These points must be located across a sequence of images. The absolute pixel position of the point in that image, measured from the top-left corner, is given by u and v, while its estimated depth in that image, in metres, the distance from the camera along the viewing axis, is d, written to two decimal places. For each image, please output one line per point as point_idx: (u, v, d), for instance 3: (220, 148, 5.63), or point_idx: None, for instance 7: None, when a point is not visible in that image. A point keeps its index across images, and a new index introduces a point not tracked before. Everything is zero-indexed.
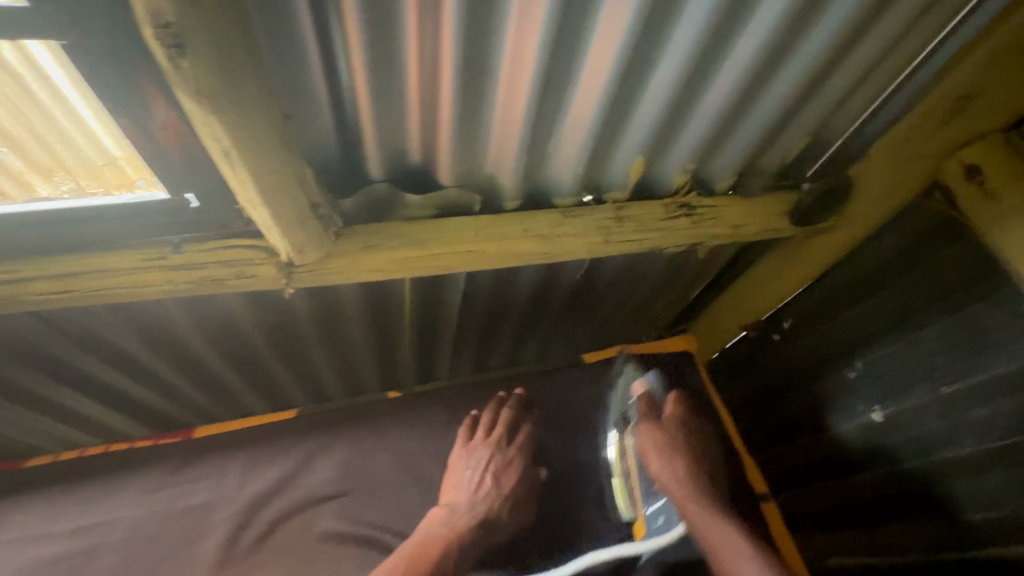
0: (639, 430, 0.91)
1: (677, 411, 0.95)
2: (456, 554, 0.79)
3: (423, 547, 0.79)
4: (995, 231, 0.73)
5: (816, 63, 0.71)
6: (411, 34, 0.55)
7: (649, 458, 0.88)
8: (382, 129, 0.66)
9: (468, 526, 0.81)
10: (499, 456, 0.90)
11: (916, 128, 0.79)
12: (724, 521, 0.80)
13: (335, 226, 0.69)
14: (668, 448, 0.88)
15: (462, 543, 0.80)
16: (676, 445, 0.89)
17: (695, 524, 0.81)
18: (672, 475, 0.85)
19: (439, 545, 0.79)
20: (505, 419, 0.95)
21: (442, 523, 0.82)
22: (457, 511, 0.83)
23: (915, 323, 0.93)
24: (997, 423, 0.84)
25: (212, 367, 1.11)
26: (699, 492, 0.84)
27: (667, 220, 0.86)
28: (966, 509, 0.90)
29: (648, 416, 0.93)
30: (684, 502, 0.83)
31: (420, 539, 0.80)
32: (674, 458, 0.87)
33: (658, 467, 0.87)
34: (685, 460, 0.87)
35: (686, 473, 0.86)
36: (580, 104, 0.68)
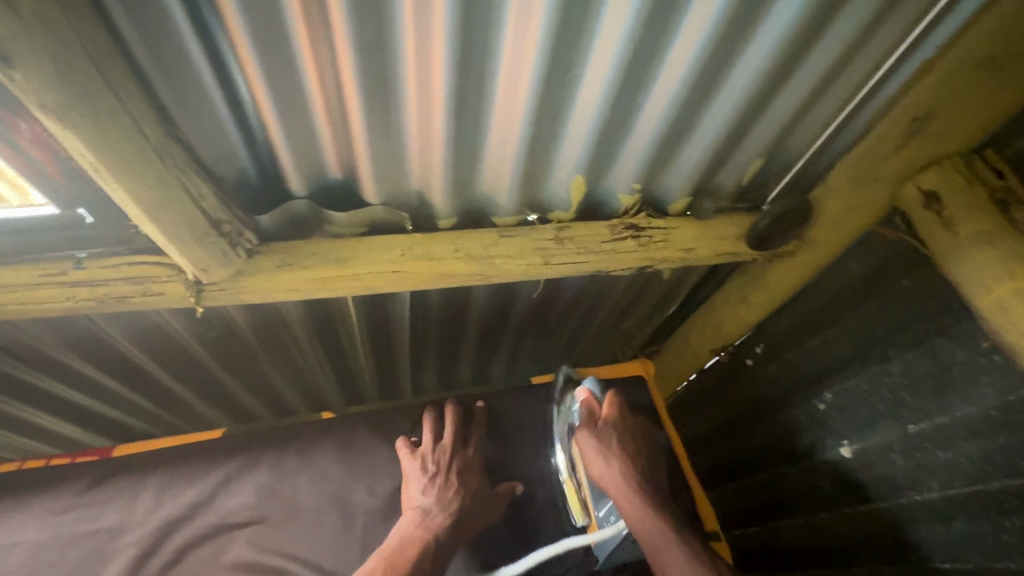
0: (578, 435, 0.90)
1: (616, 407, 0.92)
2: (436, 554, 0.78)
3: (402, 550, 0.77)
4: (952, 264, 0.69)
5: (754, 83, 0.68)
6: (304, 46, 0.53)
7: (590, 462, 0.87)
8: (295, 145, 0.64)
9: (444, 527, 0.80)
10: (456, 458, 0.90)
11: (871, 151, 0.75)
12: (658, 519, 0.79)
13: (246, 244, 0.67)
14: (604, 451, 0.87)
15: (441, 542, 0.79)
16: (613, 447, 0.87)
17: (633, 521, 0.80)
18: (612, 477, 0.84)
19: (419, 545, 0.77)
20: (454, 419, 0.94)
21: (416, 524, 0.80)
22: (430, 512, 0.82)
23: (880, 355, 0.89)
24: (961, 468, 0.79)
25: (161, 380, 1.08)
26: (637, 488, 0.83)
27: (611, 241, 0.82)
28: (932, 557, 0.84)
29: (587, 421, 0.91)
30: (622, 504, 0.82)
31: (396, 543, 0.78)
32: (611, 460, 0.86)
33: (598, 468, 0.86)
34: (622, 459, 0.86)
35: (624, 473, 0.85)
36: (502, 121, 0.65)
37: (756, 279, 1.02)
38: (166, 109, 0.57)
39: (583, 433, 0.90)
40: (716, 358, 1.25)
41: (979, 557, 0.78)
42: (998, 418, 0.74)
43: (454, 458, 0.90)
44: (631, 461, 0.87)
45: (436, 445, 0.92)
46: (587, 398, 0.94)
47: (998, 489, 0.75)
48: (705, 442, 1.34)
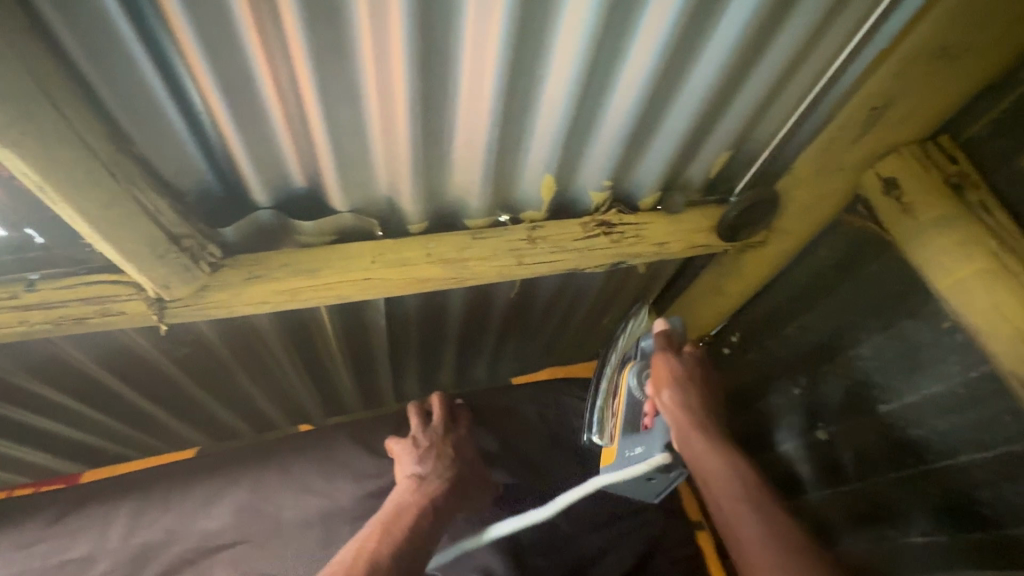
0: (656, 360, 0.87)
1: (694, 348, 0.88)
2: (433, 517, 0.78)
3: (400, 514, 0.77)
4: (912, 246, 0.71)
5: (716, 80, 0.69)
6: (259, 54, 0.52)
7: (657, 386, 0.84)
8: (257, 154, 0.62)
9: (440, 493, 0.81)
10: (450, 436, 0.91)
11: (833, 140, 0.77)
12: (722, 463, 0.73)
13: (209, 258, 0.65)
14: (679, 379, 0.84)
15: (437, 508, 0.79)
16: (686, 380, 0.84)
17: (697, 461, 0.74)
18: (680, 401, 0.81)
19: (415, 509, 0.78)
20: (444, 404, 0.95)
21: (412, 491, 0.80)
22: (428, 479, 0.83)
23: (851, 340, 0.92)
24: (932, 445, 0.82)
25: (131, 401, 1.05)
26: (707, 428, 0.78)
27: (584, 239, 0.82)
28: (908, 532, 0.86)
29: (663, 346, 0.88)
30: (684, 431, 0.78)
31: (393, 509, 0.78)
32: (684, 389, 0.83)
33: (668, 396, 0.82)
34: (693, 395, 0.82)
35: (691, 408, 0.80)
36: (468, 124, 0.65)
37: (730, 269, 1.03)
38: (116, 123, 0.55)
39: (658, 358, 0.87)
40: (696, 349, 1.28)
41: (951, 532, 0.81)
42: (965, 395, 0.77)
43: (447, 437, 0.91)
44: (706, 401, 0.82)
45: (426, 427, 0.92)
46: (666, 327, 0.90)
47: (967, 463, 0.78)
48: None
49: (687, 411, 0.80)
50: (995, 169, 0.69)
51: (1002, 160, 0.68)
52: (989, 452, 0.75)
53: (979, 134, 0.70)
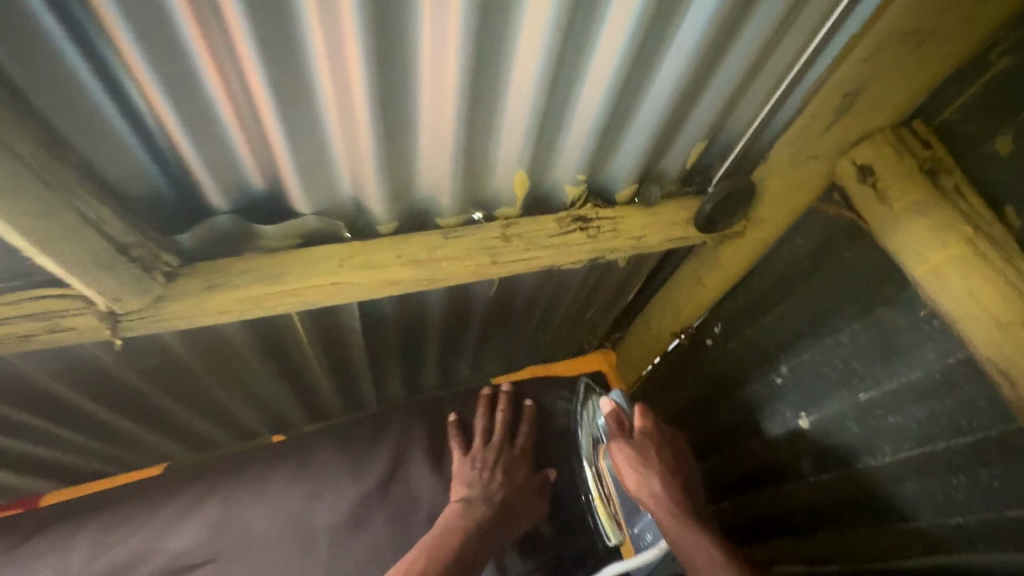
0: (609, 447, 0.82)
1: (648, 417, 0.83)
2: (476, 548, 0.73)
3: (444, 540, 0.72)
4: (889, 233, 0.70)
5: (687, 69, 0.67)
6: (202, 52, 0.49)
7: (622, 473, 0.80)
8: (209, 157, 0.59)
9: (485, 519, 0.76)
10: (505, 455, 0.84)
11: (807, 127, 0.76)
12: (708, 546, 0.70)
13: (164, 267, 0.62)
14: (640, 460, 0.79)
15: (482, 536, 0.74)
16: (649, 456, 0.79)
17: (681, 547, 0.71)
18: (648, 489, 0.76)
19: (461, 536, 0.73)
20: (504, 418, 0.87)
21: (460, 514, 0.75)
22: (474, 503, 0.77)
23: (829, 328, 0.92)
24: (911, 431, 0.82)
25: (100, 415, 1.01)
26: (682, 509, 0.74)
27: (559, 235, 0.80)
28: (890, 517, 0.88)
29: (617, 432, 0.83)
30: (664, 522, 0.74)
31: (438, 534, 0.73)
32: (648, 469, 0.78)
33: (634, 483, 0.78)
34: (661, 471, 0.78)
35: (663, 487, 0.76)
36: (431, 120, 0.62)
37: (709, 261, 1.02)
38: (53, 128, 0.51)
39: (613, 443, 0.82)
40: (679, 342, 1.27)
41: (930, 516, 0.82)
42: (942, 380, 0.77)
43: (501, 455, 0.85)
44: (671, 475, 0.78)
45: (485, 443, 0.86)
46: (611, 405, 0.84)
47: (945, 448, 0.78)
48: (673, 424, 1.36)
49: (658, 491, 0.76)
50: (967, 154, 0.68)
51: (974, 145, 0.67)
52: (966, 437, 0.75)
53: (950, 120, 0.70)
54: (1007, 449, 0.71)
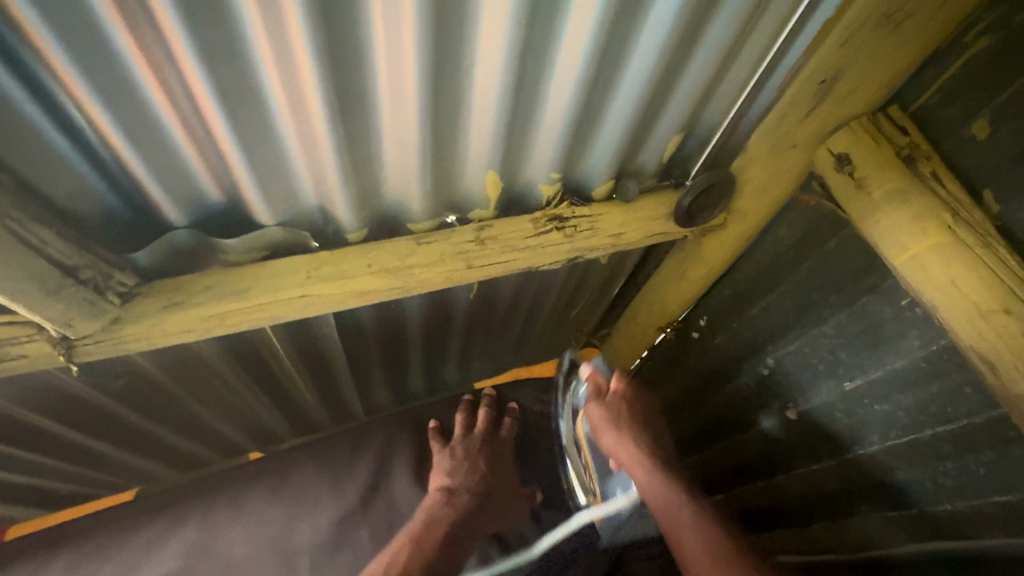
0: (586, 408, 0.84)
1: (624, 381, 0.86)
2: (460, 536, 0.72)
3: (429, 530, 0.71)
4: (868, 222, 0.69)
5: (657, 62, 0.65)
6: (138, 59, 0.46)
7: (596, 430, 0.81)
8: (161, 170, 0.56)
9: (469, 507, 0.75)
10: (486, 448, 0.84)
11: (784, 117, 0.74)
12: (674, 493, 0.72)
13: (119, 287, 0.59)
14: (614, 416, 0.81)
15: (466, 525, 0.73)
16: (624, 415, 0.81)
17: (650, 494, 0.73)
18: (620, 442, 0.78)
19: (446, 526, 0.72)
20: (485, 413, 0.88)
21: (443, 503, 0.74)
22: (457, 491, 0.77)
23: (814, 318, 0.91)
24: (899, 420, 0.81)
25: (72, 440, 0.97)
26: (652, 462, 0.76)
27: (536, 235, 0.78)
28: (881, 506, 0.88)
29: (594, 394, 0.85)
30: (636, 472, 0.75)
31: (421, 523, 0.72)
32: (621, 427, 0.80)
33: (610, 439, 0.79)
34: (633, 428, 0.80)
35: (636, 442, 0.78)
36: (393, 123, 0.60)
37: (691, 255, 1.01)
38: None
39: (589, 403, 0.84)
40: (665, 336, 1.26)
41: (921, 504, 0.82)
42: (928, 368, 0.76)
43: (482, 448, 0.84)
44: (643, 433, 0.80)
45: (466, 436, 0.86)
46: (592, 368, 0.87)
47: (933, 436, 0.78)
48: (664, 418, 1.35)
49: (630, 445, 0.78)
50: (945, 139, 0.67)
51: (952, 128, 0.66)
52: (953, 424, 0.75)
53: (928, 103, 0.68)
54: (995, 435, 0.70)
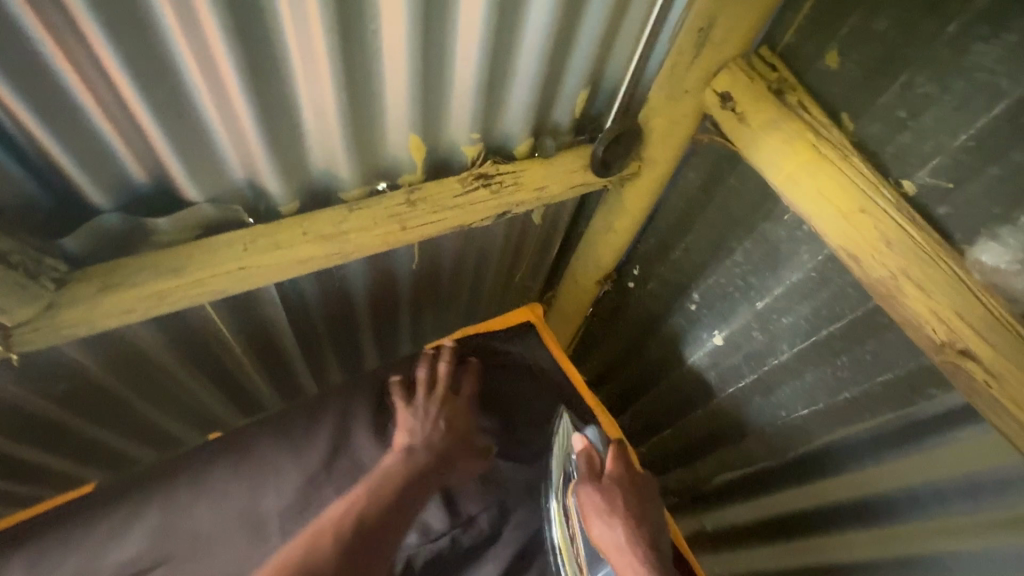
0: (580, 490, 0.83)
1: (619, 462, 0.87)
2: (414, 492, 0.78)
3: (384, 484, 0.77)
4: (752, 149, 0.77)
5: (553, 19, 0.71)
6: (43, 35, 0.47)
7: (587, 521, 0.81)
8: (80, 152, 0.57)
9: (425, 466, 0.80)
10: (447, 407, 0.88)
11: (675, 65, 0.82)
12: None
13: (51, 273, 0.60)
14: (606, 508, 0.81)
15: (421, 482, 0.79)
16: (616, 505, 0.82)
17: None
18: (612, 539, 0.78)
19: (399, 482, 0.77)
20: (446, 371, 0.90)
21: (401, 462, 0.80)
22: (415, 450, 0.82)
23: (726, 251, 1.01)
24: (802, 327, 0.93)
25: (17, 455, 0.95)
26: (642, 561, 0.77)
27: (463, 194, 0.83)
28: (797, 407, 1.00)
29: (589, 474, 0.84)
30: (624, 571, 0.76)
31: (379, 478, 0.78)
32: (614, 519, 0.80)
33: (601, 534, 0.79)
34: (626, 521, 0.80)
35: (630, 537, 0.79)
36: (310, 93, 0.63)
37: (615, 206, 1.08)
38: None
39: (585, 488, 0.83)
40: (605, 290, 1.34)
41: (828, 398, 0.94)
42: (817, 277, 0.87)
43: (443, 406, 0.88)
44: (636, 527, 0.81)
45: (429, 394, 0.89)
46: (587, 446, 0.87)
47: (828, 335, 0.89)
48: (613, 368, 1.44)
49: (622, 541, 0.78)
50: (808, 73, 0.77)
51: (812, 63, 0.76)
52: (841, 322, 0.86)
53: (791, 42, 0.77)
54: (873, 325, 0.82)
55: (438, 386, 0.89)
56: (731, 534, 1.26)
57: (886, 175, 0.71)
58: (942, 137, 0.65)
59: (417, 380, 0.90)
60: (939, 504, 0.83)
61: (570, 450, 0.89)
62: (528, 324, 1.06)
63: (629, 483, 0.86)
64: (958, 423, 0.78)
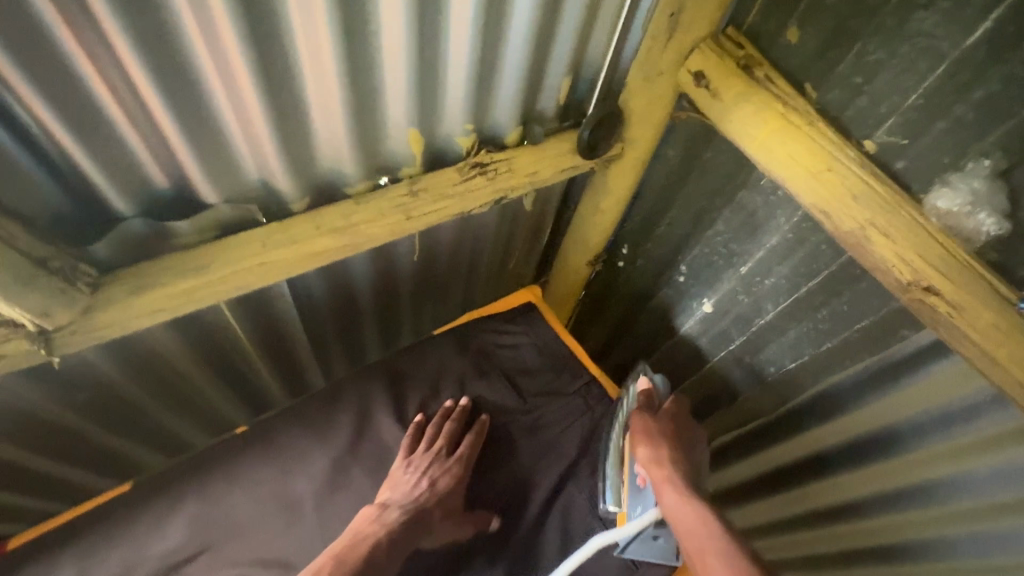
0: (632, 419, 0.91)
1: (674, 408, 0.94)
2: (383, 555, 0.75)
3: (355, 544, 0.75)
4: (727, 122, 0.84)
5: (535, 12, 0.76)
6: (77, 51, 0.51)
7: (634, 442, 0.89)
8: (106, 161, 0.61)
9: (397, 528, 0.77)
10: (434, 467, 0.85)
11: (649, 50, 0.88)
12: (697, 513, 0.78)
13: (85, 277, 0.63)
14: (653, 436, 0.89)
15: (391, 546, 0.76)
16: (662, 435, 0.89)
17: (677, 514, 0.78)
18: (656, 459, 0.85)
19: (369, 543, 0.75)
20: (445, 430, 0.89)
21: (373, 521, 0.78)
22: (390, 509, 0.80)
23: (708, 221, 1.07)
24: (783, 286, 1.00)
25: (40, 469, 0.97)
26: (680, 481, 0.83)
27: (462, 182, 0.88)
28: (784, 361, 1.07)
29: (645, 407, 0.93)
30: (662, 484, 0.83)
31: (350, 536, 0.76)
32: (659, 446, 0.88)
33: (644, 454, 0.87)
34: (670, 450, 0.87)
35: (673, 463, 0.86)
36: (318, 94, 0.67)
37: (601, 187, 1.13)
38: None
39: (636, 417, 0.92)
40: (596, 273, 1.39)
41: (811, 350, 1.01)
42: (794, 237, 0.94)
43: (431, 465, 0.85)
44: (680, 461, 0.87)
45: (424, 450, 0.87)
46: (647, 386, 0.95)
47: (808, 291, 0.97)
48: (610, 345, 1.50)
49: (665, 464, 0.85)
50: (771, 48, 0.83)
51: (774, 40, 0.82)
52: (819, 276, 0.94)
53: (754, 22, 0.84)
54: (847, 276, 0.90)
55: (434, 442, 0.87)
56: (729, 491, 1.34)
57: (848, 138, 0.78)
58: (894, 99, 0.72)
59: (415, 432, 0.89)
60: (918, 437, 0.91)
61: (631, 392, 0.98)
62: (529, 304, 1.11)
63: (678, 427, 0.92)
64: (928, 359, 0.86)
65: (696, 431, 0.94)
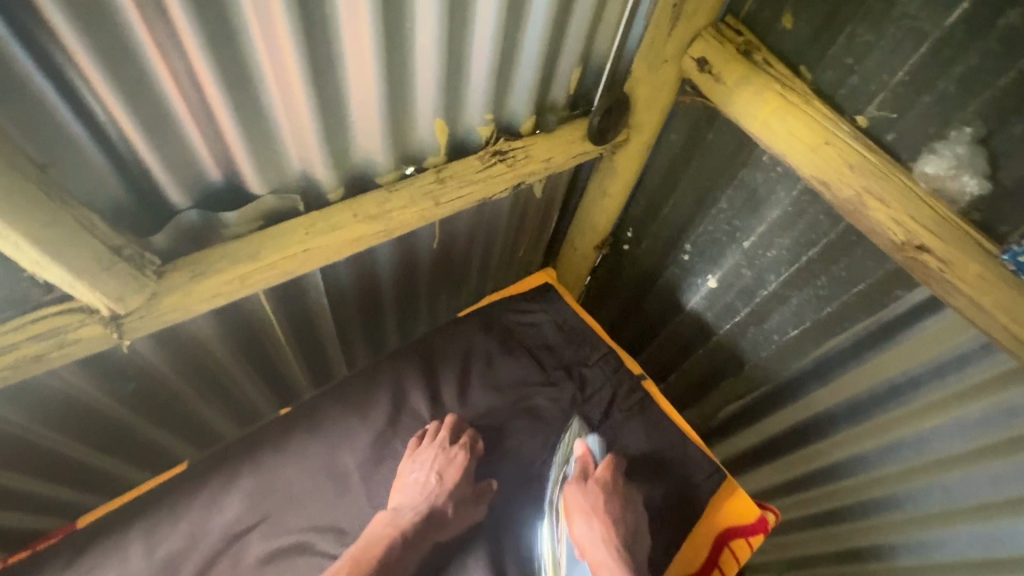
0: (568, 492, 0.90)
1: (611, 476, 0.91)
2: (400, 554, 0.78)
3: (371, 547, 0.78)
4: (729, 104, 0.90)
5: (552, 7, 0.82)
6: (153, 52, 0.56)
7: (569, 517, 0.88)
8: (167, 155, 0.65)
9: (411, 526, 0.80)
10: (439, 461, 0.86)
11: (654, 40, 0.94)
12: None
13: (152, 264, 0.69)
14: (590, 510, 0.87)
15: (408, 542, 0.79)
16: (601, 507, 0.87)
17: None
18: (591, 538, 0.85)
19: (385, 543, 0.78)
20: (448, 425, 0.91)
21: (385, 525, 0.81)
22: (401, 511, 0.82)
23: (711, 200, 1.14)
24: (785, 257, 1.07)
25: (88, 459, 1.01)
26: (614, 558, 0.84)
27: (483, 170, 0.93)
28: (787, 329, 1.14)
29: (577, 477, 0.91)
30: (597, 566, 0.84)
31: (363, 543, 0.79)
32: (596, 522, 0.86)
33: (582, 532, 0.87)
34: (607, 526, 0.86)
35: (612, 540, 0.85)
36: (358, 88, 0.72)
37: (609, 173, 1.19)
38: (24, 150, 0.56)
39: (572, 490, 0.90)
40: (603, 257, 1.46)
41: (813, 316, 1.08)
42: (794, 210, 1.01)
43: (438, 458, 0.87)
44: (619, 535, 0.86)
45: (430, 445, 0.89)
46: (584, 454, 0.93)
47: (808, 260, 1.03)
48: (618, 326, 1.56)
49: (602, 542, 0.85)
50: (768, 34, 0.90)
51: (771, 26, 0.89)
52: (818, 245, 1.01)
53: (751, 10, 0.90)
54: (845, 243, 0.97)
55: (436, 438, 0.89)
56: (739, 459, 1.42)
57: (842, 114, 0.85)
58: (884, 76, 0.79)
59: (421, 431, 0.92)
60: (915, 389, 0.99)
61: (569, 454, 0.96)
62: (546, 285, 1.17)
63: (618, 493, 0.90)
64: (921, 317, 0.93)
65: (635, 494, 0.92)
